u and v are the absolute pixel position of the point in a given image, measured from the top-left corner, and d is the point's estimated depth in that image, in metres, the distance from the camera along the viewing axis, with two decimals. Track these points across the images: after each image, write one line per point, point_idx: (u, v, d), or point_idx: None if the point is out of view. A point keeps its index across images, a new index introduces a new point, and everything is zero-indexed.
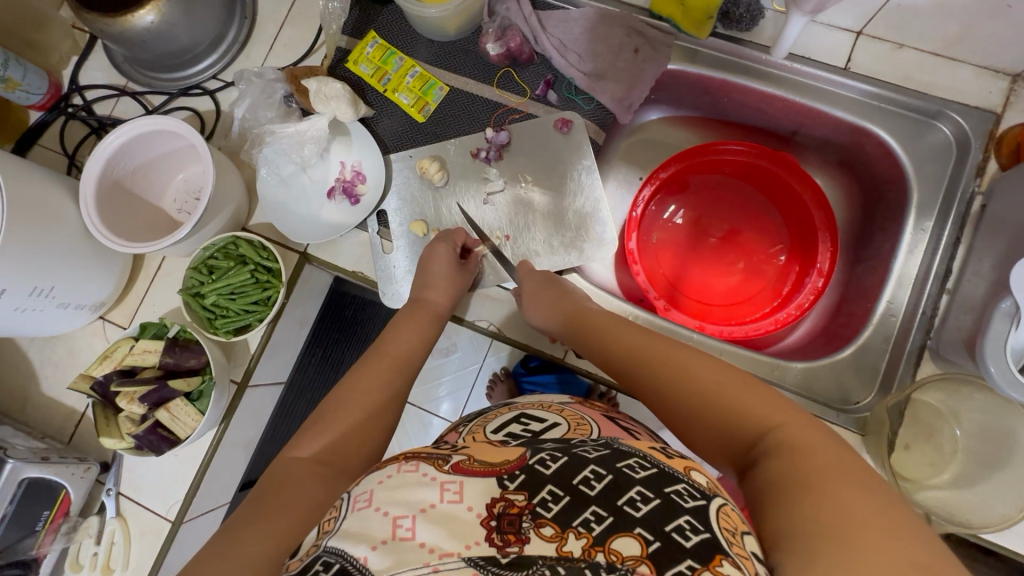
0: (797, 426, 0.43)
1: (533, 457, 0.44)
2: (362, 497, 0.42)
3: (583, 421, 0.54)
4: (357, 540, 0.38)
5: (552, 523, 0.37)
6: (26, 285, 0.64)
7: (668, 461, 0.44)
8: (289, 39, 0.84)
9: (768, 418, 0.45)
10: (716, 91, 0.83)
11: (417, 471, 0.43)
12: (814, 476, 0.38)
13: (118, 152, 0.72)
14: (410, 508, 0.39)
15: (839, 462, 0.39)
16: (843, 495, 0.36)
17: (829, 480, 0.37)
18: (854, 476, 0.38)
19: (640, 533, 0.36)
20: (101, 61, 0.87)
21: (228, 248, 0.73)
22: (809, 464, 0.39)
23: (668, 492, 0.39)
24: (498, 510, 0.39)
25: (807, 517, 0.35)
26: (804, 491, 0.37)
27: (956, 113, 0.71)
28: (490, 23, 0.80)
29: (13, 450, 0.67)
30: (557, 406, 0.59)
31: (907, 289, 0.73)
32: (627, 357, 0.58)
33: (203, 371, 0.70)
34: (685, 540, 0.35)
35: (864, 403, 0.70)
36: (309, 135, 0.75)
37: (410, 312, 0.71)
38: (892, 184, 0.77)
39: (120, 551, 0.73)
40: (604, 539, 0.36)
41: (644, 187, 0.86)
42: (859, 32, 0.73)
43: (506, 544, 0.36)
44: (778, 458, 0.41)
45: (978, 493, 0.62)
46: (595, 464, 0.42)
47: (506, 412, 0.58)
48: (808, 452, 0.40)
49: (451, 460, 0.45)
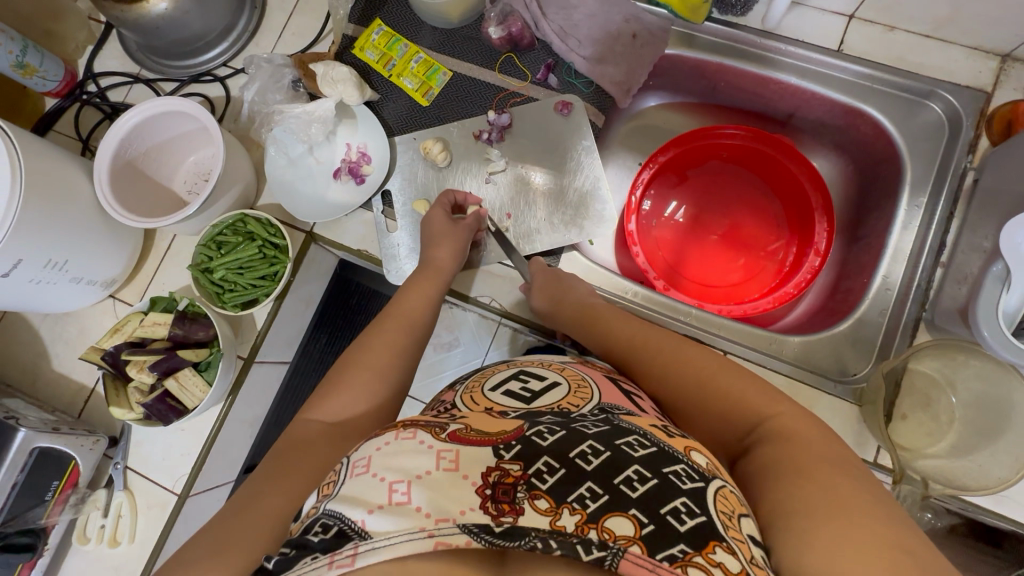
0: (791, 420, 0.47)
1: (531, 429, 0.43)
2: (360, 462, 0.40)
3: (584, 383, 0.55)
4: (354, 504, 0.36)
5: (547, 497, 0.37)
6: (42, 257, 0.66)
7: (668, 441, 0.44)
8: (297, 27, 0.86)
9: (768, 408, 0.49)
10: (713, 75, 0.84)
11: (414, 438, 0.41)
12: (807, 464, 0.42)
13: (132, 133, 0.74)
14: (406, 474, 0.38)
15: (829, 456, 0.43)
16: (835, 480, 0.40)
17: (823, 469, 0.41)
18: (844, 466, 0.42)
19: (635, 514, 0.36)
20: (116, 51, 0.90)
21: (237, 225, 0.75)
22: (804, 452, 0.43)
23: (666, 473, 0.39)
24: (493, 479, 0.38)
25: (801, 498, 0.39)
26: (801, 478, 0.41)
27: (947, 92, 0.73)
28: (492, 9, 0.83)
29: (24, 419, 0.68)
30: (557, 364, 0.61)
31: (902, 264, 0.73)
32: (630, 350, 0.62)
33: (211, 344, 0.72)
34: (680, 524, 0.36)
35: (861, 373, 0.71)
36: (316, 115, 0.77)
37: (417, 278, 0.71)
38: (885, 162, 0.78)
39: (127, 524, 0.74)
40: (598, 517, 0.36)
41: (643, 171, 0.87)
42: (851, 15, 0.76)
43: (500, 513, 0.36)
44: (775, 446, 0.45)
45: (976, 459, 0.62)
46: (594, 440, 0.42)
47: (507, 369, 0.60)
48: (804, 443, 0.44)
49: (448, 428, 0.44)
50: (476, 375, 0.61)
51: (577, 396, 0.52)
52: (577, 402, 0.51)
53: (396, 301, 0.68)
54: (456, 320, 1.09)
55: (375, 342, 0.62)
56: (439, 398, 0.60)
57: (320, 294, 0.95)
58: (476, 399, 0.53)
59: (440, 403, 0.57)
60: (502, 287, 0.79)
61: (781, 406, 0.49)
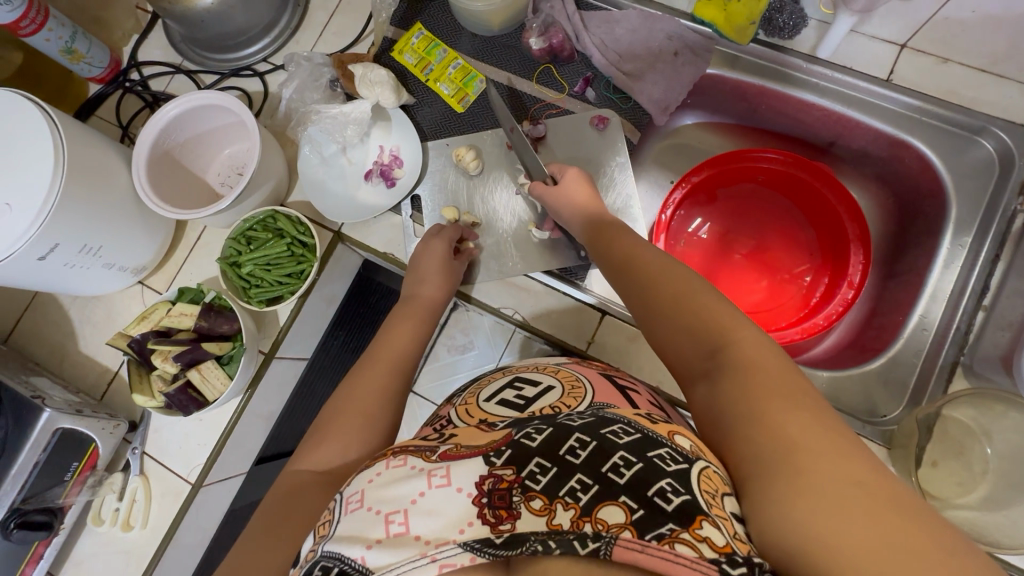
0: (751, 345, 0.43)
1: (520, 432, 0.42)
2: (354, 497, 0.40)
3: (577, 382, 0.55)
4: (353, 542, 0.37)
5: (541, 496, 0.36)
6: (78, 242, 0.67)
7: (653, 427, 0.42)
8: (338, 27, 0.87)
9: (729, 329, 0.44)
10: (754, 98, 0.83)
11: (405, 465, 0.41)
12: (769, 408, 0.38)
13: (171, 124, 0.75)
14: (399, 503, 0.38)
15: (788, 384, 0.39)
16: (792, 417, 0.37)
17: (786, 407, 0.38)
18: (800, 396, 0.38)
19: (625, 501, 0.35)
20: (160, 40, 0.91)
21: (267, 221, 0.75)
22: (761, 384, 0.40)
23: (651, 457, 0.38)
24: (488, 487, 0.37)
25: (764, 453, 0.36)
26: (766, 430, 0.37)
27: (1000, 129, 0.70)
28: (534, 19, 0.83)
29: (49, 399, 0.70)
30: (552, 367, 0.60)
31: (941, 304, 0.72)
32: (619, 268, 0.57)
33: (235, 338, 0.72)
34: (667, 503, 0.34)
35: (891, 415, 0.69)
36: (352, 117, 0.77)
37: (405, 310, 0.71)
38: (928, 198, 0.76)
39: (141, 508, 0.75)
40: (591, 509, 0.35)
41: (674, 191, 0.85)
42: (903, 44, 0.73)
43: (499, 521, 0.35)
44: (733, 381, 0.41)
45: (1009, 515, 0.60)
46: (580, 433, 0.40)
47: (501, 377, 0.60)
48: (763, 371, 0.40)
49: (439, 449, 0.43)
50: (472, 386, 0.61)
51: (571, 396, 0.51)
52: (571, 401, 0.50)
53: (383, 337, 0.66)
54: (472, 325, 1.08)
55: (364, 377, 0.60)
56: (437, 413, 0.60)
57: (342, 292, 0.95)
58: (471, 412, 0.53)
59: (438, 419, 0.56)
60: (523, 297, 0.78)
61: (745, 327, 0.44)
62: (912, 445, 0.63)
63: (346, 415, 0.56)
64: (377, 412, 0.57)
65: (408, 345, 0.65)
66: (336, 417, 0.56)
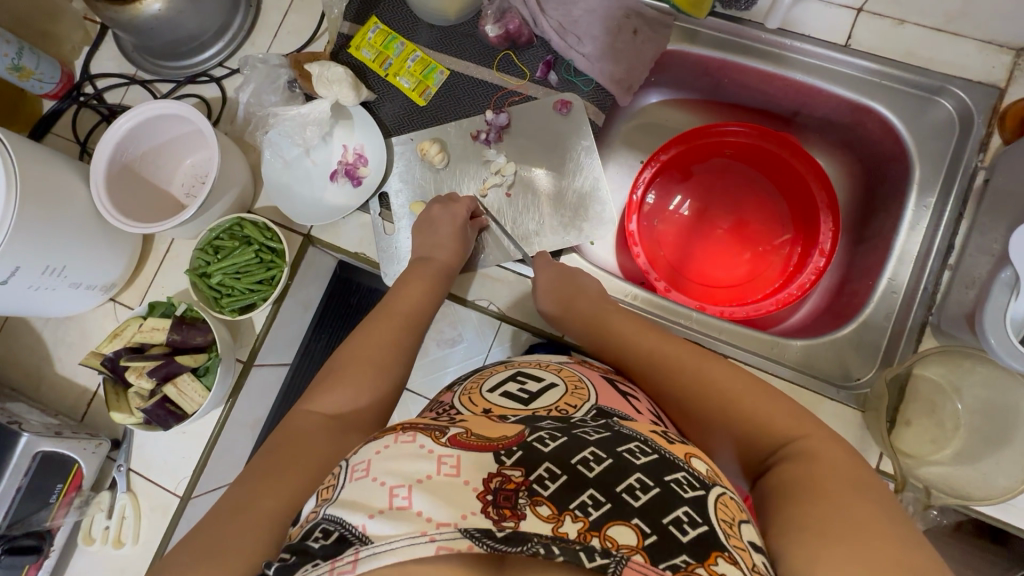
0: (813, 440, 0.46)
1: (532, 435, 0.44)
2: (360, 466, 0.41)
3: (581, 384, 0.55)
4: (355, 509, 0.37)
5: (549, 504, 0.38)
6: (40, 263, 0.66)
7: (669, 448, 0.45)
8: (292, 26, 0.85)
9: (796, 429, 0.48)
10: (716, 72, 0.82)
11: (414, 443, 0.42)
12: (824, 483, 0.42)
13: (128, 136, 0.74)
14: (406, 478, 0.39)
15: (844, 471, 0.43)
16: (855, 500, 0.40)
17: (842, 488, 0.41)
18: (864, 486, 0.42)
19: (638, 524, 0.37)
20: (112, 51, 0.89)
21: (233, 229, 0.75)
22: (822, 472, 0.43)
23: (667, 482, 0.40)
24: (495, 485, 0.39)
25: (817, 522, 0.39)
26: (812, 496, 0.41)
27: (958, 88, 0.70)
28: (489, 5, 0.81)
29: (27, 424, 0.69)
30: (554, 364, 0.61)
31: (909, 265, 0.72)
32: (641, 360, 0.60)
33: (209, 349, 0.72)
34: (683, 534, 0.36)
35: (864, 379, 0.70)
36: (311, 117, 0.76)
37: (417, 270, 0.72)
38: (892, 161, 0.76)
39: (131, 525, 0.75)
40: (601, 525, 0.36)
41: (645, 169, 0.86)
42: (859, 9, 0.73)
43: (502, 519, 0.36)
44: (797, 465, 0.44)
45: (981, 468, 0.61)
46: (595, 447, 0.43)
47: (504, 368, 0.60)
48: (830, 462, 0.44)
49: (449, 432, 0.44)
50: (473, 376, 0.60)
51: (574, 397, 0.53)
52: (575, 403, 0.51)
53: (392, 299, 0.69)
54: (459, 318, 1.06)
55: (374, 335, 0.64)
56: (438, 399, 0.59)
57: (319, 295, 0.94)
58: (475, 401, 0.53)
59: (439, 405, 0.56)
60: (499, 289, 0.79)
61: (809, 426, 0.48)
62: (884, 407, 0.64)
63: (359, 367, 0.61)
64: (391, 367, 0.62)
65: (420, 308, 0.69)
66: (349, 365, 0.61)
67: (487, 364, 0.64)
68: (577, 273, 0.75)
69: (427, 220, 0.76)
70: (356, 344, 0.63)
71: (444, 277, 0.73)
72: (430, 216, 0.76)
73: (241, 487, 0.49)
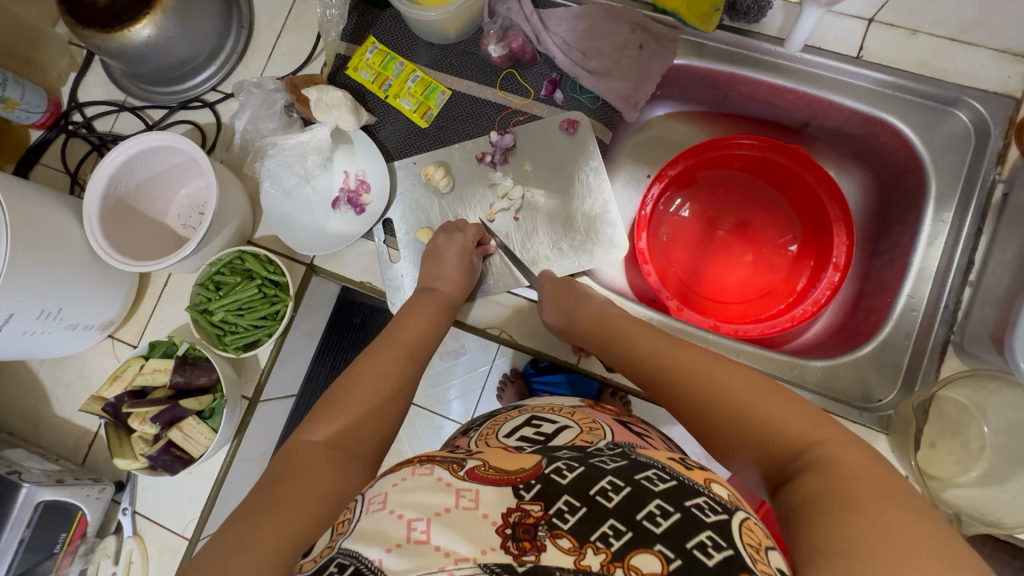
0: (836, 445, 0.41)
1: (550, 466, 0.43)
2: (377, 498, 0.41)
3: (595, 426, 0.54)
4: (371, 542, 0.37)
5: (570, 536, 0.37)
6: (34, 308, 0.64)
7: (687, 473, 0.43)
8: (287, 47, 0.83)
9: (813, 433, 0.43)
10: (723, 85, 0.80)
11: (431, 475, 0.43)
12: (852, 492, 0.37)
13: (120, 169, 0.71)
14: (424, 511, 0.39)
15: (873, 479, 0.38)
16: (888, 511, 0.35)
17: (873, 498, 0.36)
18: (900, 496, 0.36)
19: (661, 550, 0.35)
20: (99, 77, 0.86)
21: (234, 263, 0.72)
22: (849, 482, 0.38)
23: (688, 507, 0.38)
24: (514, 519, 0.38)
25: (845, 536, 0.34)
26: (840, 507, 0.36)
27: (974, 99, 0.69)
28: (491, 24, 0.79)
29: (27, 473, 0.67)
30: (567, 407, 0.58)
31: (927, 282, 0.71)
32: (649, 366, 0.58)
33: (215, 389, 0.70)
34: (708, 558, 0.34)
35: (887, 400, 0.68)
36: (311, 146, 0.74)
37: (421, 301, 0.70)
38: (908, 173, 0.75)
39: (139, 569, 0.73)
40: (624, 555, 0.36)
41: (653, 185, 0.83)
42: (871, 19, 0.71)
43: (522, 552, 0.36)
44: (817, 473, 0.40)
45: (1009, 489, 0.61)
46: (613, 476, 0.41)
47: (516, 415, 0.58)
48: (855, 468, 0.39)
49: (467, 465, 0.45)
50: (489, 421, 0.58)
51: (590, 435, 0.51)
52: (592, 439, 0.50)
53: (397, 324, 0.67)
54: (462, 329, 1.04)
55: (379, 363, 0.62)
56: (452, 443, 0.57)
57: (324, 321, 0.92)
58: (489, 442, 0.52)
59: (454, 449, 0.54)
60: (510, 316, 0.77)
61: (827, 430, 0.43)
62: (910, 432, 0.62)
63: (364, 393, 0.58)
64: (394, 395, 0.60)
65: (422, 333, 0.67)
66: (351, 392, 0.58)
67: (501, 408, 0.62)
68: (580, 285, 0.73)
69: (432, 252, 0.74)
70: (358, 372, 0.61)
71: (447, 309, 0.71)
72: (437, 247, 0.74)
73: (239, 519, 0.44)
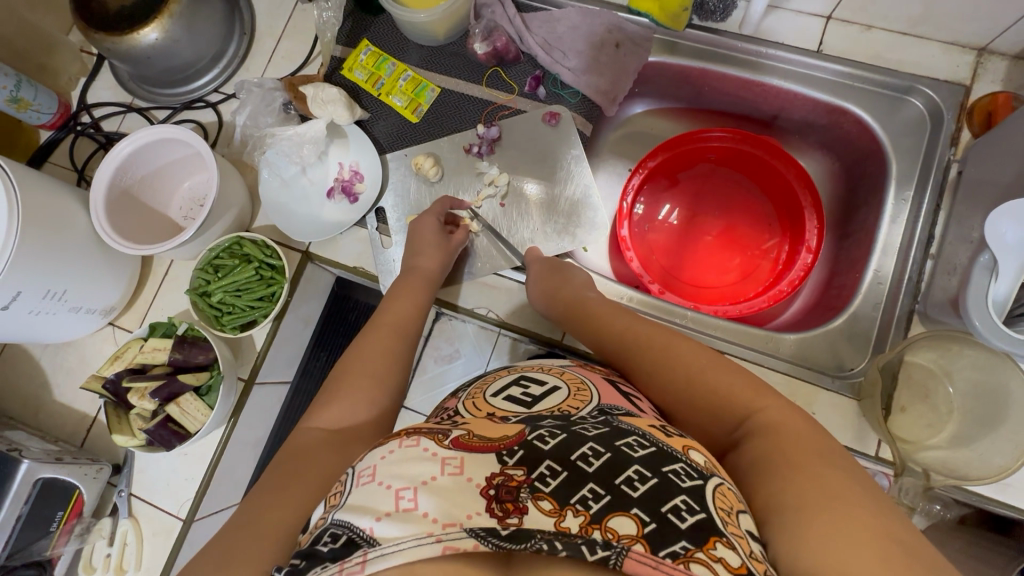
0: (774, 411, 0.49)
1: (532, 433, 0.44)
2: (366, 471, 0.41)
3: (583, 386, 0.55)
4: (361, 513, 0.38)
5: (550, 498, 0.38)
6: (41, 288, 0.67)
7: (667, 440, 0.45)
8: (286, 51, 0.88)
9: (756, 402, 0.50)
10: (696, 81, 0.86)
11: (418, 446, 0.42)
12: (796, 456, 0.43)
13: (127, 161, 0.75)
14: (411, 481, 0.39)
15: (811, 441, 0.45)
16: (826, 471, 0.42)
17: (813, 459, 0.43)
18: (832, 458, 0.43)
19: (637, 513, 0.37)
20: (108, 81, 0.91)
21: (232, 248, 0.76)
22: (790, 445, 0.45)
23: (665, 472, 0.40)
24: (498, 481, 0.39)
25: (794, 494, 0.40)
26: (786, 467, 0.43)
27: (927, 87, 0.74)
28: (476, 25, 0.84)
29: (27, 450, 0.69)
30: (557, 367, 0.61)
31: (892, 256, 0.75)
32: (621, 347, 0.63)
33: (212, 367, 0.72)
34: (681, 521, 0.37)
35: (858, 368, 0.72)
36: (308, 137, 0.78)
37: (406, 285, 0.73)
38: (871, 158, 0.79)
39: (133, 551, 0.74)
40: (601, 517, 0.37)
41: (633, 176, 0.88)
42: (828, 16, 0.77)
43: (506, 515, 0.37)
44: (763, 439, 0.46)
45: (976, 449, 0.62)
46: (594, 442, 0.43)
47: (506, 375, 0.60)
48: (792, 434, 0.46)
49: (451, 434, 0.44)
50: (477, 382, 0.61)
51: (576, 399, 0.52)
52: (578, 404, 0.51)
53: (381, 312, 0.70)
54: (456, 332, 1.07)
55: (367, 350, 0.64)
56: (443, 406, 0.60)
57: (319, 312, 0.95)
58: (478, 405, 0.54)
59: (444, 410, 0.56)
60: (498, 296, 0.80)
61: (767, 398, 0.50)
62: (877, 395, 0.65)
63: (357, 380, 0.61)
64: (386, 377, 0.62)
65: (411, 317, 0.70)
66: (346, 378, 0.61)
67: (491, 370, 0.64)
68: (568, 266, 0.76)
69: (413, 235, 0.77)
70: (351, 359, 0.63)
71: (428, 286, 0.73)
72: (417, 227, 0.77)
73: (247, 510, 0.49)
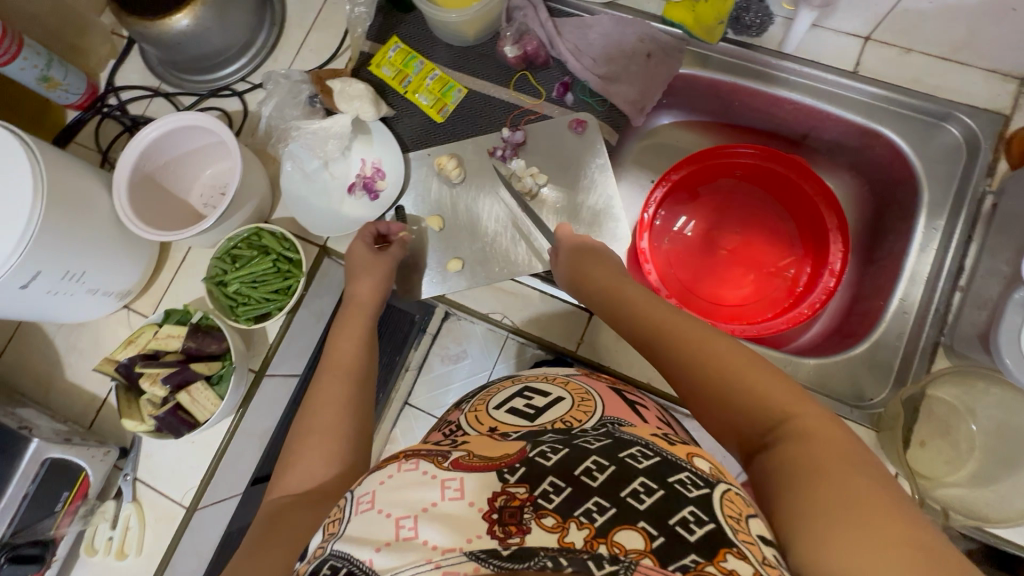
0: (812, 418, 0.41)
1: (534, 450, 0.44)
2: (365, 498, 0.41)
3: (587, 395, 0.54)
4: (361, 543, 0.37)
5: (554, 514, 0.36)
6: (60, 268, 0.67)
7: (671, 449, 0.45)
8: (315, 44, 0.88)
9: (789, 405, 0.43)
10: (727, 95, 0.84)
11: (417, 470, 0.42)
12: (827, 465, 0.37)
13: (151, 146, 0.75)
14: (411, 508, 0.38)
15: (848, 453, 0.38)
16: (860, 486, 0.35)
17: (845, 468, 0.37)
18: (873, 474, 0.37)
19: (644, 527, 0.35)
20: (137, 64, 0.91)
21: (251, 239, 0.76)
22: (820, 453, 0.38)
23: (671, 484, 0.39)
24: (500, 504, 0.38)
25: (822, 512, 0.35)
26: (811, 477, 0.37)
27: (965, 115, 0.72)
28: (508, 28, 0.83)
29: (37, 429, 0.69)
30: (562, 377, 0.60)
31: (919, 286, 0.73)
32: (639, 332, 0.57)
33: (224, 357, 0.72)
34: (690, 533, 0.35)
35: (878, 399, 0.71)
36: (333, 131, 0.77)
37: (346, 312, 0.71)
38: (902, 184, 0.78)
39: (135, 535, 0.74)
40: (606, 531, 0.35)
41: (656, 188, 0.85)
42: (867, 37, 0.75)
43: (507, 536, 0.35)
44: (793, 446, 0.40)
45: (997, 490, 0.61)
46: (598, 456, 0.42)
47: (509, 385, 0.59)
48: (823, 441, 0.39)
49: (451, 457, 0.44)
50: (480, 393, 0.60)
51: (580, 410, 0.51)
52: (580, 417, 0.50)
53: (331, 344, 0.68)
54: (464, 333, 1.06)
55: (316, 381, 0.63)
56: (445, 418, 0.59)
57: (333, 308, 0.95)
58: (481, 419, 0.53)
59: (446, 424, 0.56)
60: (513, 303, 0.78)
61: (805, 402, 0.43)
62: (899, 427, 0.64)
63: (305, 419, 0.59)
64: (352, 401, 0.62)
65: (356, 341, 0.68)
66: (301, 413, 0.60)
67: (494, 379, 0.63)
68: (586, 248, 0.72)
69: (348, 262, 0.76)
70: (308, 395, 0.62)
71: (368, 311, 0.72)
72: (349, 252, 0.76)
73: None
